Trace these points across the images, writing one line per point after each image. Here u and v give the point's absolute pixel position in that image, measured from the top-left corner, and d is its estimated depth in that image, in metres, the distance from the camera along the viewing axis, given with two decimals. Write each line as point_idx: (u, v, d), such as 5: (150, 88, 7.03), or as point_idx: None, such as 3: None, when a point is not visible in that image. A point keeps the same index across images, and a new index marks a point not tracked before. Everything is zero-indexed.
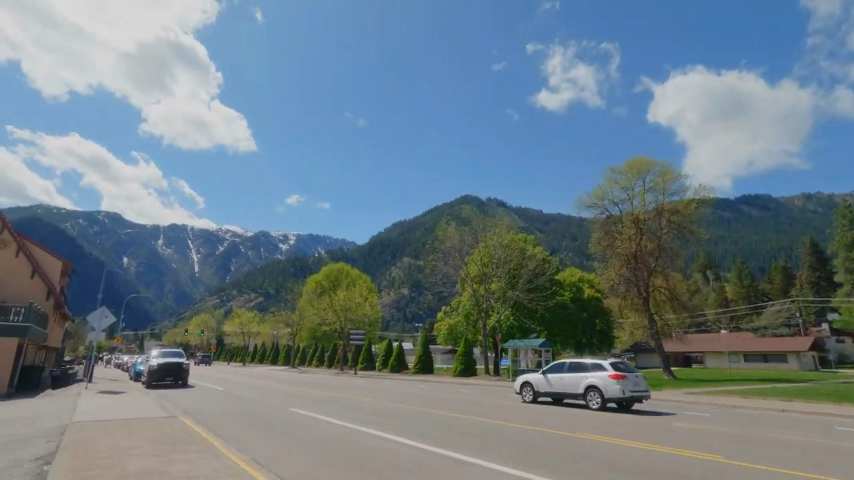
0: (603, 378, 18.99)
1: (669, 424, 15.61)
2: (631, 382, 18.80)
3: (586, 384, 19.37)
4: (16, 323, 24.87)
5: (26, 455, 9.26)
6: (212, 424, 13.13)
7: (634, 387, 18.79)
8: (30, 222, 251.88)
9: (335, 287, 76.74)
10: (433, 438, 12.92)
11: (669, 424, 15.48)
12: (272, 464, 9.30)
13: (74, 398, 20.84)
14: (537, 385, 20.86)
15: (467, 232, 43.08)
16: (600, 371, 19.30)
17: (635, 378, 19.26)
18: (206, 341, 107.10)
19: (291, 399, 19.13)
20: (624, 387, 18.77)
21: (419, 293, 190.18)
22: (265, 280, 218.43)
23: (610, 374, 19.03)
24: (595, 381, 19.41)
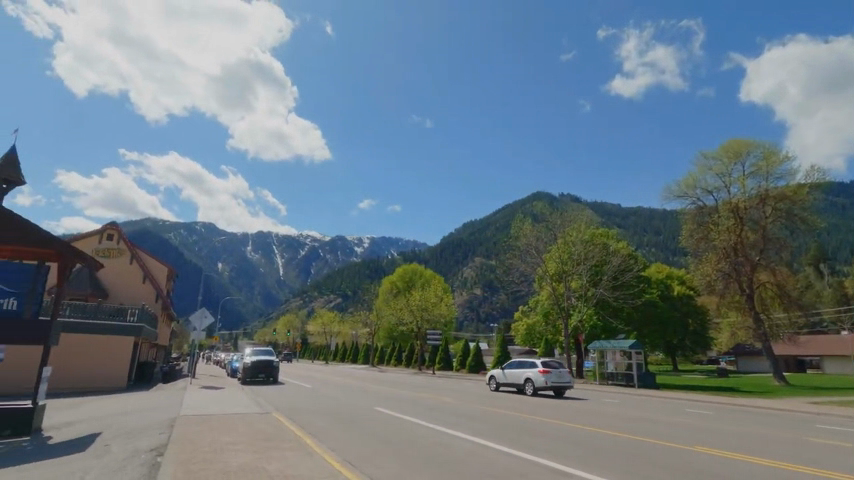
0: (533, 372, 24.07)
1: (794, 438, 13.72)
2: (555, 375, 23.62)
3: (523, 377, 24.49)
4: (132, 323, 27.89)
5: (142, 446, 9.91)
6: (302, 421, 13.51)
7: (557, 379, 23.57)
8: (142, 233, 283.88)
9: (409, 288, 77.77)
10: (523, 442, 12.30)
11: (794, 438, 13.62)
12: (364, 465, 9.17)
13: (180, 393, 22.68)
14: (496, 377, 26.36)
15: (545, 229, 41.51)
16: (534, 366, 24.36)
17: (562, 373, 24.00)
18: (292, 340, 113.74)
19: (374, 398, 19.36)
20: (549, 379, 23.66)
21: (493, 293, 187.22)
22: (343, 282, 227.92)
23: (540, 369, 24.02)
24: (532, 374, 24.47)
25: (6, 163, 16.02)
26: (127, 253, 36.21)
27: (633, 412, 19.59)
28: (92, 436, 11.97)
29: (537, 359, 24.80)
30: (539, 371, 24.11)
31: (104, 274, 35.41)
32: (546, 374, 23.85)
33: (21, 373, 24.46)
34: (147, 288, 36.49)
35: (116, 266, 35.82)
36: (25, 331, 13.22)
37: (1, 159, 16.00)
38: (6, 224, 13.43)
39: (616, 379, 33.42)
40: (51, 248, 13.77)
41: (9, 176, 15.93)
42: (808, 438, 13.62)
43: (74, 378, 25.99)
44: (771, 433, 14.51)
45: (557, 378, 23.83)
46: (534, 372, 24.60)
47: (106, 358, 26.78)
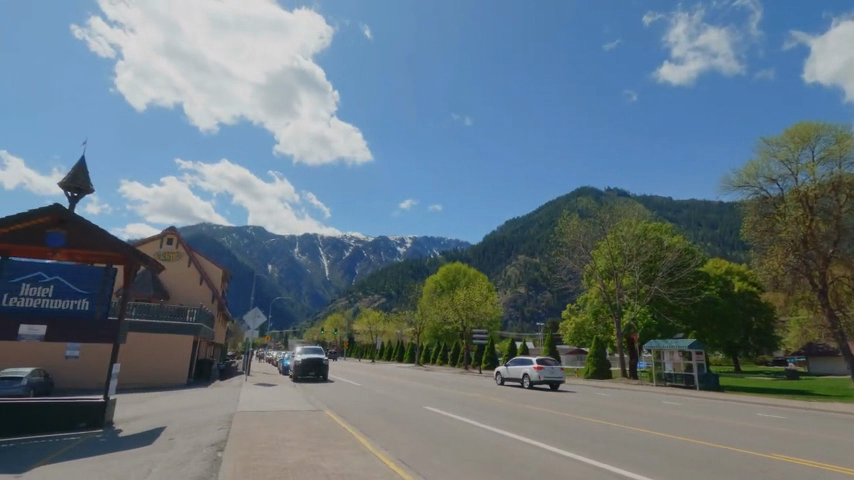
0: (529, 368, 27.64)
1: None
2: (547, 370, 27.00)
3: (521, 372, 28.09)
4: (191, 322, 29.36)
5: (203, 441, 10.21)
6: (353, 419, 13.58)
7: (548, 374, 26.96)
8: (198, 238, 299.31)
9: (453, 287, 77.47)
10: (581, 444, 11.76)
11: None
12: (417, 464, 9.02)
13: (236, 389, 23.52)
14: (501, 373, 30.19)
15: (594, 224, 40.07)
16: (529, 363, 27.89)
17: (554, 368, 27.35)
18: (339, 339, 116.26)
19: (422, 397, 19.31)
20: (542, 373, 27.11)
21: (538, 291, 183.30)
22: (387, 282, 230.68)
23: (535, 365, 27.52)
24: (528, 370, 28.05)
25: (77, 172, 17.13)
26: (185, 255, 38.18)
27: (697, 414, 18.43)
28: (157, 430, 12.53)
29: (533, 357, 28.25)
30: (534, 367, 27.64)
31: (165, 276, 37.49)
32: (540, 370, 27.32)
33: (95, 369, 26.27)
34: (204, 289, 38.34)
35: (175, 269, 37.84)
36: (95, 330, 14.03)
37: (73, 169, 17.12)
38: (77, 230, 14.32)
39: (674, 380, 31.75)
40: (117, 252, 14.55)
41: (80, 185, 17.04)
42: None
43: (141, 374, 27.58)
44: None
45: (549, 373, 27.19)
46: (530, 367, 28.14)
47: (169, 355, 28.26)
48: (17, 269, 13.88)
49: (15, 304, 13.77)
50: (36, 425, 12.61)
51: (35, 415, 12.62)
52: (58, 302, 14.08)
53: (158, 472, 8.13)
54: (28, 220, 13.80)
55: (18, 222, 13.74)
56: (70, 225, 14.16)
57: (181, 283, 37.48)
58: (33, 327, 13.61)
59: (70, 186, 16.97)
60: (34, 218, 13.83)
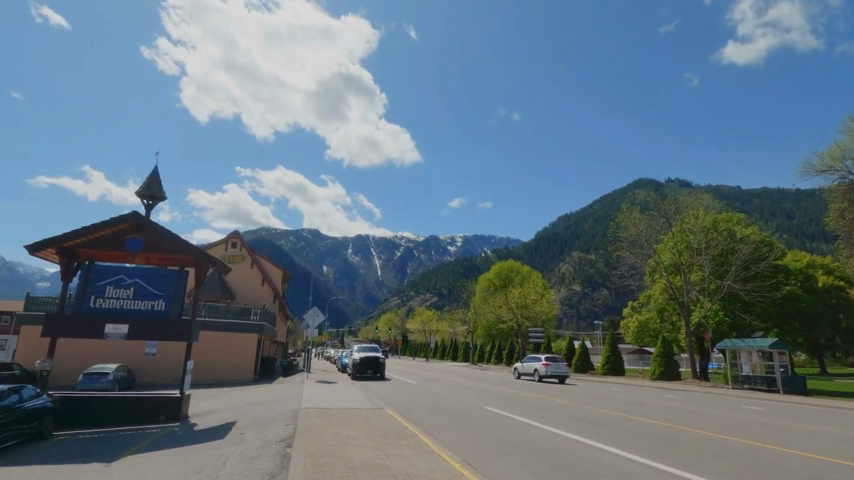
0: (539, 364, 32.02)
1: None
2: (554, 366, 31.21)
3: (532, 367, 32.57)
4: (254, 321, 30.73)
5: (272, 437, 10.51)
6: (414, 417, 13.58)
7: (555, 369, 31.14)
8: (259, 242, 314.11)
9: (507, 285, 76.27)
10: (656, 449, 11.02)
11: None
12: (482, 465, 8.77)
13: (299, 386, 24.29)
14: (518, 368, 34.80)
15: (657, 217, 37.92)
16: (539, 360, 32.28)
17: (561, 364, 31.42)
18: (393, 338, 117.88)
19: (482, 397, 18.99)
20: (550, 368, 31.30)
21: (594, 288, 176.64)
22: (438, 281, 231.11)
23: (544, 361, 31.76)
24: (539, 365, 32.36)
25: (151, 182, 18.30)
26: (248, 258, 40.09)
27: (783, 420, 16.87)
28: (229, 424, 13.09)
29: (543, 354, 32.60)
30: (544, 363, 31.93)
31: (231, 277, 39.53)
32: (548, 365, 31.65)
33: (170, 365, 28.07)
34: (266, 290, 40.07)
35: (240, 270, 39.82)
36: (170, 329, 14.91)
37: (147, 178, 18.31)
38: (153, 234, 15.27)
39: (753, 383, 29.37)
40: (188, 255, 15.39)
41: (154, 193, 18.20)
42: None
43: (211, 371, 29.15)
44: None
45: (556, 368, 31.30)
46: (540, 363, 32.49)
47: (235, 353, 29.69)
48: (101, 272, 14.96)
49: (100, 304, 14.85)
50: (122, 417, 13.55)
51: (121, 407, 13.58)
52: (137, 302, 15.03)
53: (232, 466, 8.41)
54: (110, 227, 14.84)
55: (102, 228, 14.80)
56: (147, 230, 15.13)
57: (245, 283, 39.41)
58: (116, 326, 14.61)
59: (145, 194, 18.17)
60: (114, 225, 14.85)
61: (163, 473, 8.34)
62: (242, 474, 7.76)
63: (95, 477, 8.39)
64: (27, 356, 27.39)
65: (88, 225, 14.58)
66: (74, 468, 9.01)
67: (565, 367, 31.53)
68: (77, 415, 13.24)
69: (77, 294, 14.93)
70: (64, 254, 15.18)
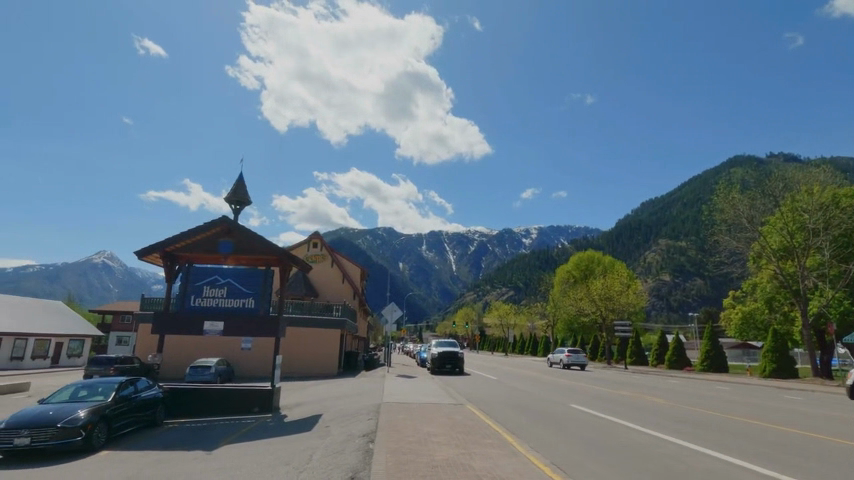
0: (564, 354, 39.77)
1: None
2: (574, 356, 38.84)
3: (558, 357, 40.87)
4: (337, 317, 31.99)
5: (355, 432, 10.62)
6: (497, 415, 13.13)
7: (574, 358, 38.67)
8: (339, 242, 329.14)
9: (588, 277, 72.56)
10: (775, 456, 9.67)
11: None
12: (572, 468, 8.15)
13: (381, 380, 24.81)
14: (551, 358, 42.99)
15: (763, 196, 33.87)
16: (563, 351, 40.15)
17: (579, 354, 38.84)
18: (471, 332, 117.70)
19: (567, 395, 18.05)
20: (570, 358, 38.99)
21: (686, 278, 162.90)
22: (514, 275, 226.63)
23: (567, 352, 39.55)
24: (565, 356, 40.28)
25: (237, 187, 19.54)
26: (328, 257, 41.83)
27: None
28: (316, 417, 13.53)
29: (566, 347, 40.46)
30: (568, 353, 39.50)
31: (314, 276, 41.50)
32: (570, 356, 39.22)
33: (263, 359, 30.05)
34: (346, 287, 41.61)
35: (321, 269, 41.67)
36: (260, 326, 15.77)
37: (234, 184, 19.57)
38: (241, 237, 16.24)
39: None
40: (273, 254, 16.18)
41: (240, 198, 19.40)
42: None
43: (299, 365, 30.78)
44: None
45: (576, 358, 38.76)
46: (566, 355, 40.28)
47: (321, 348, 31.09)
48: (199, 273, 16.17)
49: (199, 303, 16.02)
50: (221, 408, 14.54)
51: (220, 398, 14.59)
52: (230, 300, 16.05)
53: (318, 459, 8.55)
54: (204, 231, 16.01)
55: (197, 233, 16.01)
56: (236, 233, 16.11)
57: (327, 282, 41.27)
58: (214, 323, 15.72)
59: (233, 199, 19.43)
60: (208, 230, 16.00)
61: (255, 463, 8.70)
62: (329, 468, 7.85)
63: (197, 463, 8.97)
64: (144, 351, 30.70)
65: (186, 230, 15.84)
66: (181, 456, 9.70)
67: (584, 357, 38.86)
68: (184, 405, 14.45)
69: (179, 295, 16.25)
70: (167, 258, 16.61)
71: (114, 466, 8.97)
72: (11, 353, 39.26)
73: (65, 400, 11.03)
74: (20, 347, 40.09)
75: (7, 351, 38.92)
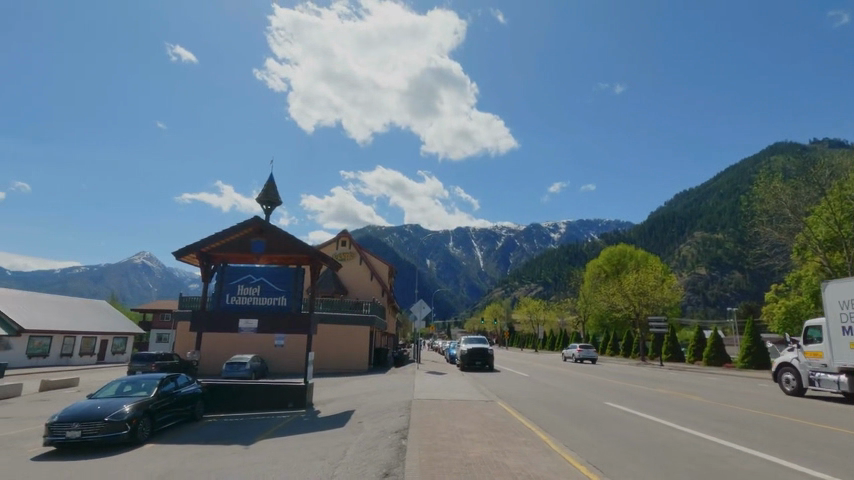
0: (576, 349, 43.55)
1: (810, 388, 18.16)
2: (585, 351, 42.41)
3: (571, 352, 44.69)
4: (367, 314, 32.35)
5: (387, 428, 10.70)
6: (529, 412, 12.99)
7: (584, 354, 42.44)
8: (366, 240, 332.37)
9: (620, 272, 70.83)
10: (827, 456, 9.20)
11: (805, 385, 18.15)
12: (609, 467, 7.99)
13: (411, 377, 24.97)
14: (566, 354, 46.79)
15: (807, 184, 32.26)
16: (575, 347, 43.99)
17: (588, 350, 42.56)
18: (500, 328, 116.97)
19: (601, 393, 17.68)
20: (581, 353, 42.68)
21: (724, 271, 156.89)
22: (542, 270, 223.64)
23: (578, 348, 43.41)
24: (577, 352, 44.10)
25: (268, 188, 19.96)
26: (357, 255, 42.28)
27: None
28: (349, 413, 13.71)
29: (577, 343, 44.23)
30: (579, 348, 43.33)
31: (343, 274, 42.05)
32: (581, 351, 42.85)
33: (296, 356, 30.70)
34: (375, 284, 41.98)
35: (350, 267, 42.17)
36: (293, 323, 16.09)
37: (265, 185, 20.01)
38: (273, 236, 16.61)
39: None
40: (304, 253, 16.49)
41: (271, 198, 19.82)
42: (823, 375, 17.91)
43: (330, 361, 31.28)
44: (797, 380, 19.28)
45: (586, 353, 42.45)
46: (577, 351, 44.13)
47: (351, 344, 31.51)
48: (233, 272, 16.61)
49: (234, 301, 16.45)
50: (256, 404, 14.91)
51: (256, 394, 14.96)
52: (263, 298, 16.43)
53: (352, 455, 8.64)
54: (238, 232, 16.44)
55: (231, 233, 16.47)
56: (268, 233, 16.50)
57: (356, 279, 41.78)
58: (248, 320, 16.14)
59: (264, 200, 19.85)
60: (241, 230, 16.45)
61: (292, 458, 8.88)
62: (363, 464, 7.93)
63: (236, 457, 9.22)
64: (184, 348, 31.85)
65: (220, 231, 16.31)
66: (220, 449, 10.00)
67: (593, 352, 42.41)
68: (221, 401, 14.90)
69: (215, 293, 16.73)
70: (203, 258, 17.11)
71: (158, 459, 9.33)
72: (61, 350, 41.47)
73: (112, 395, 11.53)
74: (69, 344, 42.28)
75: (58, 348, 41.14)
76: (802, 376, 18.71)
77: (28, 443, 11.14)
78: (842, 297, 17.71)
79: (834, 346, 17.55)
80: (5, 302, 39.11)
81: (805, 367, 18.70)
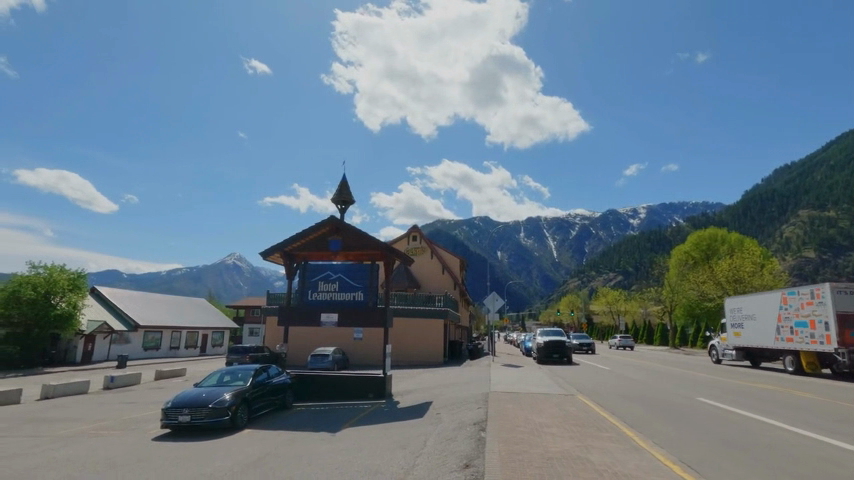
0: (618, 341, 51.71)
1: (720, 359, 30.93)
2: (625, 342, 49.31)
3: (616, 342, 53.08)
4: (439, 308, 32.79)
5: (466, 419, 10.77)
6: (612, 407, 12.46)
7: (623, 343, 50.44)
8: (437, 233, 334.29)
9: (711, 258, 65.20)
10: None
11: (718, 357, 30.97)
12: (705, 466, 7.48)
13: (486, 369, 24.94)
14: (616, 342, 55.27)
15: None
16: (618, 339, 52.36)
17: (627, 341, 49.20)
18: (578, 320, 112.47)
19: (693, 388, 16.49)
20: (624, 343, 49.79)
21: (838, 253, 137.91)
22: (622, 259, 211.30)
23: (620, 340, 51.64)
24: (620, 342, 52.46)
25: (342, 188, 20.79)
26: (428, 250, 42.86)
27: None
28: (427, 404, 14.02)
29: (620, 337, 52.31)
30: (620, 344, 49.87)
31: (416, 268, 42.83)
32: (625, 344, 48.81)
33: (374, 349, 31.91)
34: (446, 278, 42.34)
35: (422, 262, 42.85)
36: (370, 315, 16.76)
37: (338, 185, 20.85)
38: (348, 234, 17.35)
39: None
40: (377, 249, 17.09)
41: (345, 198, 20.63)
42: (727, 351, 30.48)
43: (406, 354, 32.06)
44: (720, 354, 31.80)
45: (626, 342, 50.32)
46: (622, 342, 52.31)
47: (425, 338, 32.15)
48: (313, 269, 17.52)
49: (316, 297, 17.32)
50: (339, 393, 15.69)
51: (339, 383, 15.75)
52: (341, 294, 17.19)
53: (433, 446, 8.81)
54: (315, 231, 17.34)
55: (309, 233, 17.41)
56: (343, 231, 17.28)
57: (428, 273, 42.45)
58: (329, 314, 16.94)
59: (338, 200, 20.73)
60: (318, 230, 17.32)
61: (375, 446, 9.27)
62: (444, 454, 8.06)
63: (325, 444, 9.76)
64: (273, 341, 34.32)
65: (300, 231, 17.28)
66: (309, 436, 10.66)
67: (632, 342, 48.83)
68: (308, 389, 15.85)
69: (298, 290, 17.73)
70: (286, 257, 18.19)
71: (256, 443, 10.14)
72: (170, 343, 46.49)
73: (214, 383, 12.70)
74: (176, 338, 47.26)
75: (168, 342, 46.16)
76: (720, 353, 31.13)
77: (149, 426, 12.59)
78: (730, 307, 30.19)
79: (729, 335, 30.12)
80: (124, 302, 44.51)
81: (721, 347, 31.23)
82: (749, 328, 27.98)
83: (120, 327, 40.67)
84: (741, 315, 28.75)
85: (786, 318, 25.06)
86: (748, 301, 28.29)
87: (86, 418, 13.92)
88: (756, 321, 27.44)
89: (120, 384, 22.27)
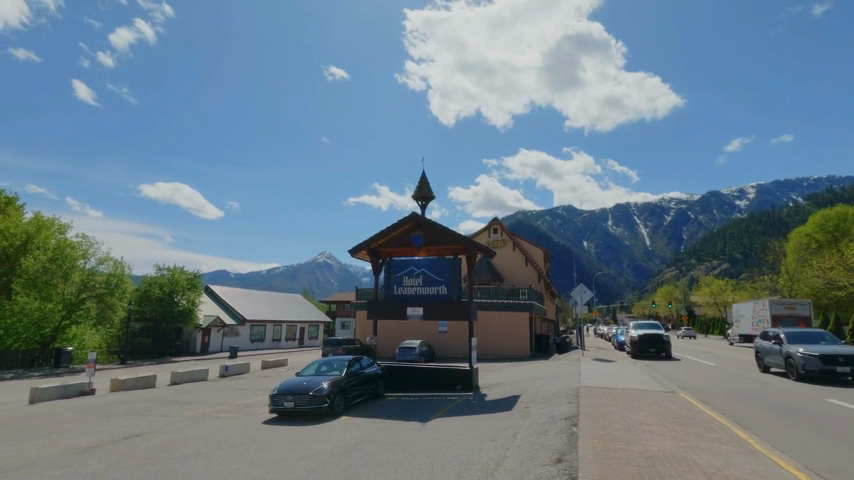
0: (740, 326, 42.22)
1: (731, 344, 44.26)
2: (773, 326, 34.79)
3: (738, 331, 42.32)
4: (524, 301, 32.24)
5: (556, 414, 10.54)
6: (714, 405, 11.57)
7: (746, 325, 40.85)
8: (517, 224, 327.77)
9: (840, 241, 56.71)
10: None
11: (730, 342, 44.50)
12: (836, 474, 6.65)
13: (576, 363, 24.17)
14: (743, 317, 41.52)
15: None
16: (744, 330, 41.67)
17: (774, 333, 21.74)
18: (679, 312, 104.12)
19: (816, 388, 14.66)
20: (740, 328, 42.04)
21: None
22: (728, 246, 191.47)
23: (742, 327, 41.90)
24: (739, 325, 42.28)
25: (422, 185, 21.20)
26: (509, 242, 42.30)
27: None
28: (515, 397, 14.01)
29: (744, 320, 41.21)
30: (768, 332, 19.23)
31: (498, 261, 42.39)
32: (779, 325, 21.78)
33: (459, 342, 32.35)
34: (530, 270, 41.50)
35: (503, 254, 42.37)
36: (454, 308, 16.95)
37: (418, 182, 21.26)
38: (429, 229, 17.66)
39: None
40: (459, 243, 17.20)
41: (424, 194, 21.01)
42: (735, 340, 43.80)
43: (491, 348, 31.99)
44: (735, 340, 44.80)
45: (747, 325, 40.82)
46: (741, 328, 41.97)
47: (511, 331, 31.83)
48: (398, 265, 18.04)
49: (402, 291, 17.85)
50: (428, 384, 16.10)
51: (426, 374, 16.20)
52: (425, 288, 17.58)
53: (523, 439, 8.73)
54: (398, 228, 17.84)
55: (393, 230, 17.96)
56: (425, 226, 17.60)
57: (509, 265, 41.91)
58: (414, 308, 17.39)
59: (419, 197, 21.17)
60: (401, 226, 17.81)
61: (465, 437, 9.40)
62: (534, 448, 7.97)
63: (416, 433, 10.10)
64: (363, 333, 36.05)
65: (384, 228, 17.88)
66: (400, 425, 11.13)
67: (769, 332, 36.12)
68: (399, 380, 16.49)
69: (384, 284, 18.37)
70: (372, 254, 18.99)
71: (352, 430, 10.78)
72: (273, 336, 50.75)
73: (313, 373, 13.66)
74: (277, 331, 51.48)
75: (271, 334, 50.46)
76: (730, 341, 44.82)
77: (259, 410, 13.90)
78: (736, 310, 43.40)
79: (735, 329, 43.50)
80: (233, 299, 49.21)
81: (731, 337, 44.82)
82: (742, 323, 41.29)
83: (230, 322, 45.14)
84: (738, 315, 42.11)
85: (755, 316, 38.54)
86: (741, 306, 41.62)
87: (208, 402, 15.64)
88: (743, 319, 40.90)
89: (233, 372, 24.82)
